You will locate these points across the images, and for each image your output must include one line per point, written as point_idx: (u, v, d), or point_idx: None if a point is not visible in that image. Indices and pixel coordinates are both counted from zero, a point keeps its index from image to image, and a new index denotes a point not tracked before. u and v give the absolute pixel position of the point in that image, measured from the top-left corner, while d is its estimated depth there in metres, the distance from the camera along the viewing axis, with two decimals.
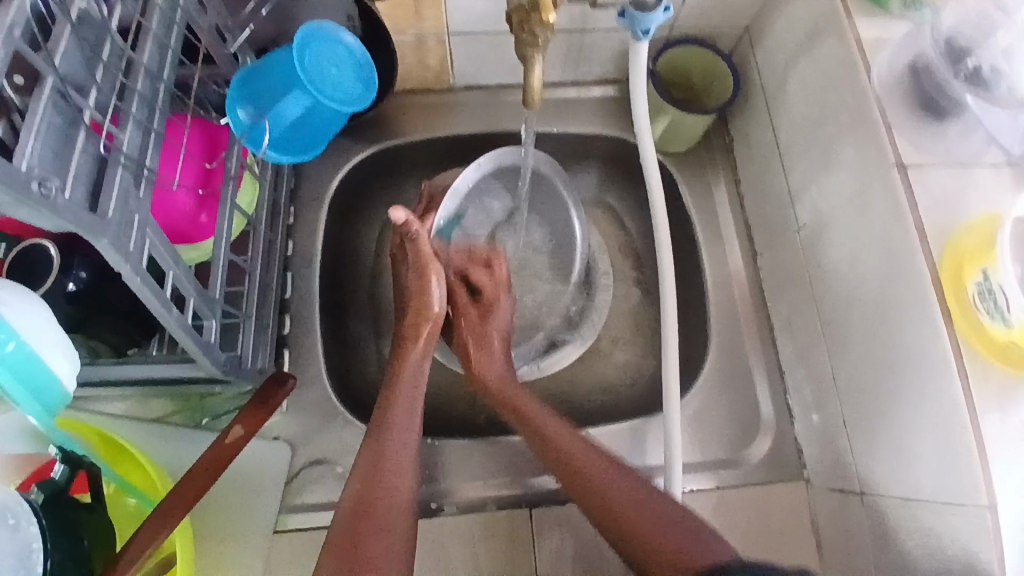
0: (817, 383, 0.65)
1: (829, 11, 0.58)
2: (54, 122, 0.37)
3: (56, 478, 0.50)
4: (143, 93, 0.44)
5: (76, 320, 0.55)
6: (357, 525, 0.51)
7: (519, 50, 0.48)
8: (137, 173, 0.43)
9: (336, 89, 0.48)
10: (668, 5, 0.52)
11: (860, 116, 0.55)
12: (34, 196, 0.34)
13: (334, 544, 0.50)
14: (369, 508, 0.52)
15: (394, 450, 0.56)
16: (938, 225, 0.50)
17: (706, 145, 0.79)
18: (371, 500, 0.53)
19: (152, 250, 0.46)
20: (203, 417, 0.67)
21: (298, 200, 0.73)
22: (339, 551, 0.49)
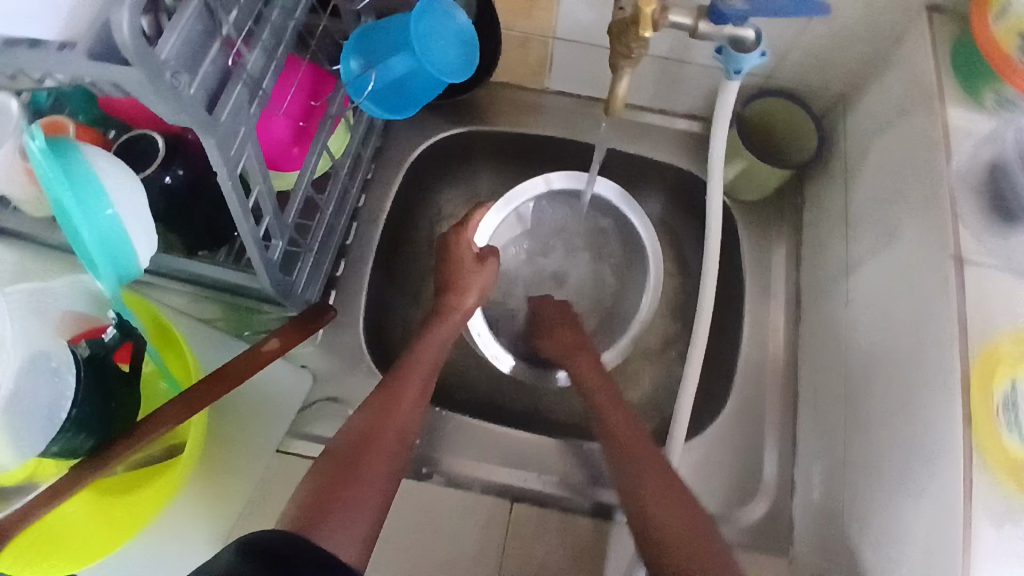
0: (828, 456, 0.64)
1: (925, 94, 0.58)
2: (194, 26, 0.42)
3: (106, 340, 0.54)
4: (274, 25, 0.50)
5: (163, 214, 0.61)
6: (360, 447, 0.55)
7: (612, 59, 0.51)
8: (251, 91, 0.49)
9: (443, 61, 0.52)
10: (764, 51, 0.54)
11: (930, 203, 0.55)
12: (164, 84, 0.40)
13: (335, 458, 0.54)
14: (372, 436, 0.56)
15: (408, 392, 0.60)
16: (979, 327, 0.50)
17: (777, 201, 0.79)
18: (376, 430, 0.56)
19: (247, 164, 0.52)
20: (245, 329, 0.73)
21: (379, 159, 0.78)
22: (340, 464, 0.53)
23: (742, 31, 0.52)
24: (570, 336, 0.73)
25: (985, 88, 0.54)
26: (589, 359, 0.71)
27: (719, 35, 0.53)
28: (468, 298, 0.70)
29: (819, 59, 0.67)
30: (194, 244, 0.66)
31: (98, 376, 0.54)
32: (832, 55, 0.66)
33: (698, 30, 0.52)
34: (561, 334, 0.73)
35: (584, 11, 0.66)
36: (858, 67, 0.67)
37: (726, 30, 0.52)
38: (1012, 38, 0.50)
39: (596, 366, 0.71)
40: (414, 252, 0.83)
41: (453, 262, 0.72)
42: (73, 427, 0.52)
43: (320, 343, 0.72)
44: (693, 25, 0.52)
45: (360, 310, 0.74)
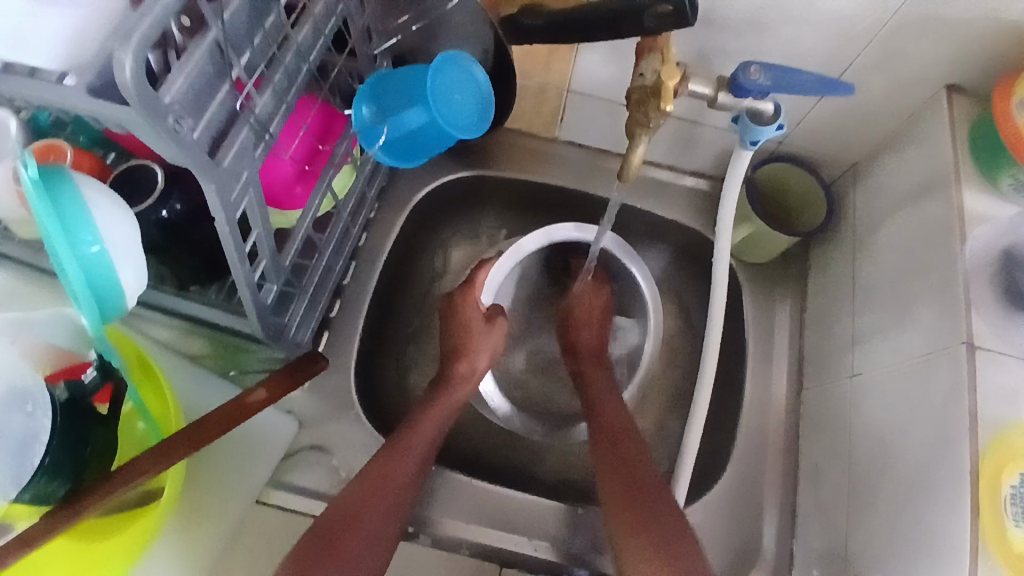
0: (829, 536, 0.62)
1: (942, 174, 0.58)
2: (203, 68, 0.40)
3: (85, 382, 0.52)
4: (287, 67, 0.48)
5: (157, 246, 0.59)
6: (347, 521, 0.52)
7: (630, 125, 0.53)
8: (258, 135, 0.48)
9: (459, 116, 0.51)
10: (783, 124, 0.53)
11: (945, 284, 0.54)
12: (165, 128, 0.38)
13: (321, 531, 0.51)
14: (361, 509, 0.53)
15: (404, 460, 0.58)
16: (991, 416, 0.49)
17: (784, 264, 0.78)
18: (366, 504, 0.54)
19: (247, 207, 0.50)
20: (232, 368, 0.70)
21: (383, 198, 0.77)
22: (323, 538, 0.51)
23: (760, 104, 0.52)
24: (593, 337, 0.73)
25: (1004, 172, 0.54)
26: (595, 362, 0.72)
27: (738, 106, 0.52)
28: (481, 362, 0.68)
29: (834, 128, 0.68)
30: (186, 277, 0.63)
31: (75, 418, 0.51)
32: (847, 125, 0.67)
33: (716, 100, 0.52)
34: (583, 332, 0.73)
35: (603, 67, 0.66)
36: (871, 140, 0.68)
37: (746, 102, 0.52)
38: None
39: (607, 376, 0.70)
40: (411, 295, 0.80)
41: (462, 325, 0.69)
42: (45, 475, 0.48)
43: (309, 385, 0.69)
44: (712, 96, 0.52)
45: (353, 354, 0.71)
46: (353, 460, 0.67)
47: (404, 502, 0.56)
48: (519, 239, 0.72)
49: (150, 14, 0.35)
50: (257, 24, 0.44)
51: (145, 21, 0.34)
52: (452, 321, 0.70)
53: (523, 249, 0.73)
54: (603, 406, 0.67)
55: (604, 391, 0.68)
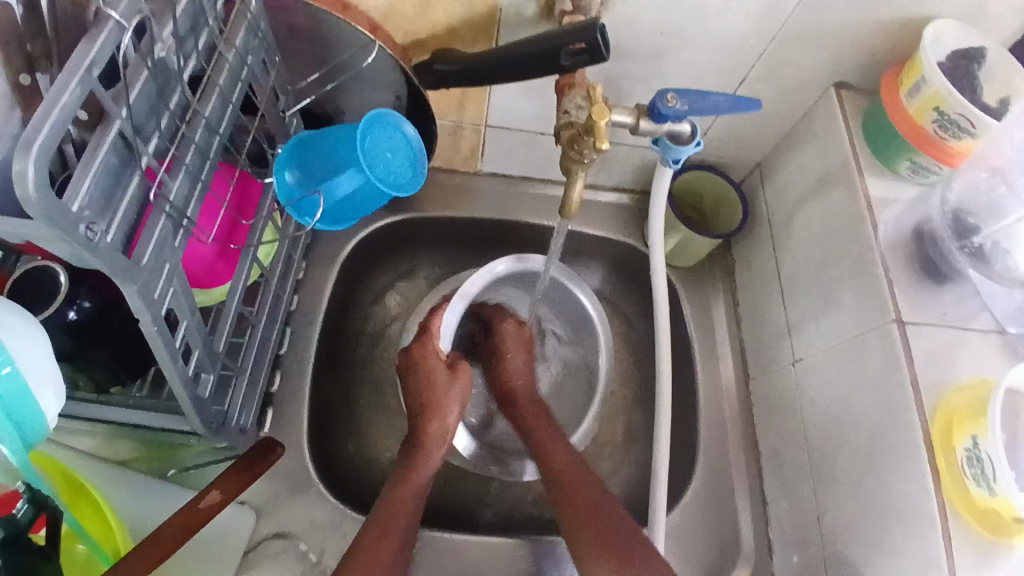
0: (800, 518, 0.65)
1: (841, 166, 0.63)
2: (108, 164, 0.37)
3: (18, 518, 0.45)
4: (199, 144, 0.45)
5: (67, 352, 0.53)
6: None
7: (564, 164, 0.54)
8: (176, 222, 0.44)
9: (392, 174, 0.50)
10: (699, 141, 0.55)
11: (863, 266, 0.59)
12: (78, 238, 0.34)
13: None
14: None
15: (394, 536, 0.55)
16: (931, 383, 0.53)
17: (709, 263, 0.82)
18: None
19: (173, 299, 0.46)
20: (170, 468, 0.64)
21: (309, 257, 0.73)
22: None
23: (679, 126, 0.54)
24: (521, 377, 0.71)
25: (900, 158, 0.60)
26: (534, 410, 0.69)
27: (658, 131, 0.54)
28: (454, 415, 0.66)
29: (737, 133, 0.72)
30: (103, 382, 0.56)
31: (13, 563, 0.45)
32: (749, 129, 0.71)
33: (639, 127, 0.54)
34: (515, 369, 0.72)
35: (516, 100, 0.66)
36: (771, 140, 0.72)
37: (664, 127, 0.53)
38: (926, 115, 0.58)
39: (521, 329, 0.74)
40: (352, 353, 0.77)
41: (426, 379, 0.66)
42: None
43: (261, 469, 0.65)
44: (634, 123, 0.54)
45: (303, 426, 0.67)
46: (322, 541, 0.63)
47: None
48: (463, 285, 0.71)
49: (46, 118, 0.31)
50: (159, 106, 0.41)
51: (42, 127, 0.31)
52: (415, 376, 0.67)
53: (471, 291, 0.71)
54: (552, 451, 0.64)
55: (539, 420, 0.68)
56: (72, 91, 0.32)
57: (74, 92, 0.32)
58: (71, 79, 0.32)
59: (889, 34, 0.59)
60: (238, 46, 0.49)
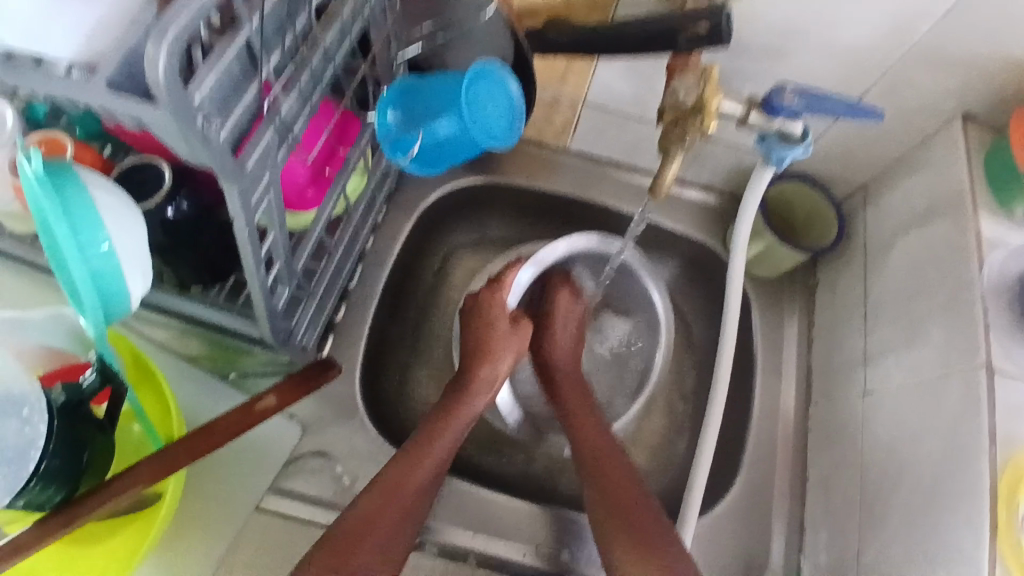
0: (837, 552, 0.62)
1: (956, 199, 0.58)
2: (231, 67, 0.39)
3: (83, 386, 0.48)
4: (314, 67, 0.47)
5: (161, 246, 0.56)
6: (363, 524, 0.53)
7: (663, 143, 0.53)
8: (282, 136, 0.46)
9: (491, 126, 0.52)
10: (809, 145, 0.53)
11: (959, 307, 0.55)
12: (195, 128, 0.36)
13: (337, 527, 0.52)
14: (378, 519, 0.54)
15: (423, 467, 0.58)
16: (1009, 440, 0.50)
17: (790, 279, 0.78)
18: (380, 515, 0.54)
19: (266, 210, 0.48)
20: (230, 371, 0.67)
21: (392, 202, 0.75)
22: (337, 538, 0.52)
23: (791, 125, 0.52)
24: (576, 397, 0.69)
25: (1020, 200, 0.55)
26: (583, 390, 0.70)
27: (767, 127, 0.52)
28: (503, 369, 0.67)
29: (847, 148, 0.68)
30: (187, 279, 0.60)
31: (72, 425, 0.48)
32: (861, 146, 0.67)
33: (747, 119, 0.52)
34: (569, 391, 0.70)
35: (621, 78, 0.66)
36: (883, 161, 0.68)
37: (777, 122, 0.52)
38: None
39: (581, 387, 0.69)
40: (416, 300, 0.79)
41: (486, 325, 0.68)
42: (40, 481, 0.47)
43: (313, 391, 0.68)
44: (743, 114, 0.52)
45: (359, 359, 0.70)
46: (358, 468, 0.66)
47: (417, 508, 0.57)
48: (537, 251, 0.73)
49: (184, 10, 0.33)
50: (285, 23, 0.43)
51: (179, 18, 0.33)
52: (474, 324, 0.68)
53: (542, 260, 0.73)
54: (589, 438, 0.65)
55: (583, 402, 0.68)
56: None
57: None
58: None
59: None
60: None
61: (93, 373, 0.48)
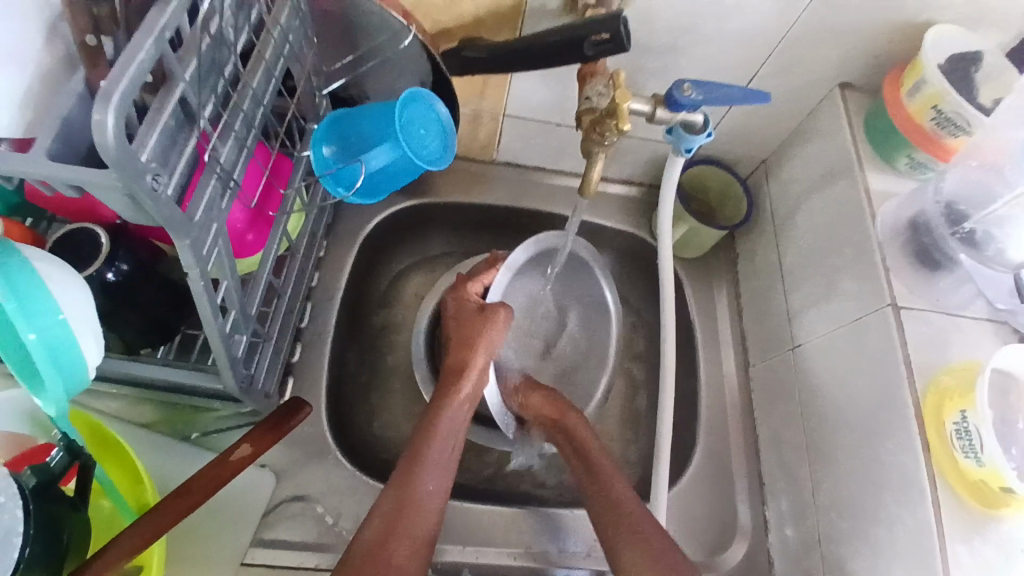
0: (797, 495, 0.68)
1: (845, 162, 0.66)
2: (170, 123, 0.40)
3: (52, 465, 0.49)
4: (246, 114, 0.48)
5: (104, 312, 0.55)
6: (374, 551, 0.52)
7: (585, 145, 0.57)
8: (223, 184, 0.47)
9: (425, 149, 0.53)
10: (710, 132, 0.59)
11: (862, 255, 0.62)
12: (144, 186, 0.37)
13: (350, 558, 0.51)
14: (387, 544, 0.52)
15: (422, 483, 0.57)
16: (924, 364, 0.57)
17: (715, 255, 0.85)
18: (388, 540, 0.53)
19: (216, 260, 0.49)
20: (192, 431, 0.65)
21: (331, 236, 0.76)
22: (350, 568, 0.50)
23: (693, 116, 0.58)
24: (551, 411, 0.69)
25: (899, 154, 0.64)
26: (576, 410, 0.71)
27: (673, 120, 0.58)
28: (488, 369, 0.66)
29: (745, 129, 0.75)
30: (135, 343, 0.59)
31: (48, 509, 0.48)
32: (756, 126, 0.75)
33: (655, 115, 0.58)
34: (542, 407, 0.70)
35: (535, 90, 0.70)
36: (778, 136, 0.76)
37: (680, 116, 0.57)
38: (925, 113, 0.61)
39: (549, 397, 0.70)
40: (369, 330, 0.79)
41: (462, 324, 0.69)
42: (25, 568, 0.46)
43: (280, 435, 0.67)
44: (651, 111, 0.58)
45: (322, 396, 0.70)
46: (339, 504, 0.66)
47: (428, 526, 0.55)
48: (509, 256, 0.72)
49: (123, 73, 0.34)
50: (214, 75, 0.44)
51: (120, 81, 0.34)
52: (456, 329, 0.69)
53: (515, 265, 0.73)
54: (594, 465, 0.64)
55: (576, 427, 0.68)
56: (146, 49, 0.35)
57: (148, 50, 0.35)
58: (146, 39, 0.35)
59: (893, 37, 0.63)
60: (282, 26, 0.52)
61: (60, 451, 0.49)
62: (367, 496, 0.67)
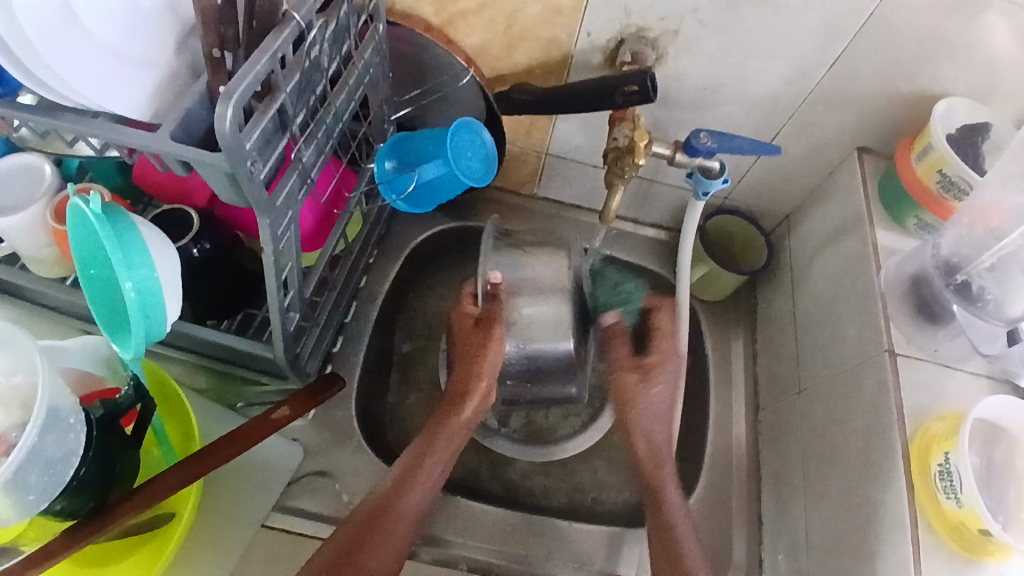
0: (792, 535, 0.69)
1: (856, 218, 0.71)
2: (269, 125, 0.48)
3: (119, 402, 0.58)
4: (327, 125, 0.57)
5: (186, 282, 0.64)
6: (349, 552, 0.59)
7: (609, 178, 0.67)
8: (302, 180, 0.56)
9: (469, 169, 0.61)
10: (726, 179, 0.66)
11: (865, 303, 0.66)
12: (243, 169, 0.45)
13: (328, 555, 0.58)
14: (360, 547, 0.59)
15: (414, 490, 0.64)
16: (916, 411, 0.60)
17: (734, 300, 0.89)
18: (363, 542, 0.59)
19: (286, 244, 0.57)
20: (238, 400, 0.73)
21: (381, 246, 0.85)
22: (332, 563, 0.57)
23: (709, 162, 0.65)
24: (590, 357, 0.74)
25: (908, 216, 0.69)
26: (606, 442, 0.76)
27: (691, 164, 0.65)
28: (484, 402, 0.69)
29: (767, 184, 0.81)
30: (203, 313, 0.68)
31: (105, 438, 0.57)
32: (778, 181, 0.81)
33: (675, 159, 0.65)
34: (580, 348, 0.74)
35: (575, 134, 0.79)
36: (799, 193, 0.82)
37: (697, 161, 0.65)
38: (930, 176, 0.66)
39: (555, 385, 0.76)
40: (404, 334, 0.87)
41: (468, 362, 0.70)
42: (72, 489, 0.54)
43: (313, 416, 0.74)
44: (671, 155, 0.66)
45: (355, 386, 0.77)
46: (356, 486, 0.72)
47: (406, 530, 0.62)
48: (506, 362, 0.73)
49: (243, 79, 0.43)
50: (308, 91, 0.53)
51: (240, 84, 0.43)
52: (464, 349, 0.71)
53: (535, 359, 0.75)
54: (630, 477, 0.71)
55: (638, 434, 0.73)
56: (261, 64, 0.44)
57: (263, 64, 0.44)
58: (263, 57, 0.45)
59: (905, 108, 0.69)
60: (365, 58, 0.62)
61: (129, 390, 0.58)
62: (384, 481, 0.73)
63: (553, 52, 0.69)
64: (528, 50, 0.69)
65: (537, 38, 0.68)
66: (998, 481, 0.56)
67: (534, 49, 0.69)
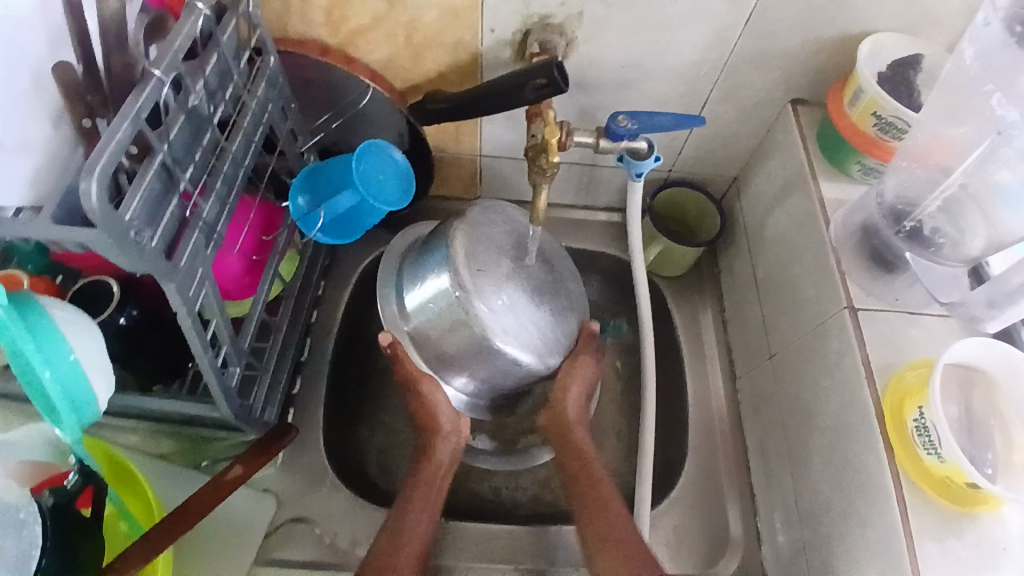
0: (785, 509, 0.67)
1: (799, 174, 0.69)
2: (154, 187, 0.46)
3: (68, 487, 0.55)
4: (225, 174, 0.55)
5: (119, 354, 0.62)
6: None
7: (532, 178, 0.64)
8: (207, 235, 0.53)
9: (382, 191, 0.59)
10: (657, 156, 0.63)
11: (819, 262, 0.64)
12: (128, 240, 0.43)
13: None
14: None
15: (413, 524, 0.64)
16: (884, 366, 0.58)
17: (697, 274, 0.87)
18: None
19: (205, 301, 0.54)
20: (202, 460, 0.72)
21: (328, 277, 0.83)
22: None
23: (635, 143, 0.62)
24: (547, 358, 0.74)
25: (851, 162, 0.66)
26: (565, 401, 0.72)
27: (617, 148, 0.62)
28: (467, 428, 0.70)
29: (708, 151, 0.79)
30: (147, 380, 0.66)
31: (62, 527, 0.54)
32: (720, 147, 0.78)
33: (599, 146, 0.63)
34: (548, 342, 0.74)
35: (504, 132, 0.76)
36: (743, 154, 0.79)
37: (623, 144, 0.62)
38: (867, 120, 0.64)
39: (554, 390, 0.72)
40: (367, 363, 0.85)
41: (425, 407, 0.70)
42: None
43: (281, 464, 0.72)
44: (594, 143, 0.63)
45: (321, 425, 0.75)
46: (337, 526, 0.70)
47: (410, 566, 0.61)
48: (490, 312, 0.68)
49: (104, 150, 0.40)
50: (195, 144, 0.51)
51: (102, 155, 0.40)
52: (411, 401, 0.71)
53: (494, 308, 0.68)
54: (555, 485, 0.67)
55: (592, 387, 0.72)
56: (123, 129, 0.42)
57: (126, 128, 0.42)
58: (124, 120, 0.42)
59: (832, 51, 0.66)
60: (260, 96, 0.59)
61: (75, 473, 0.56)
62: (363, 518, 0.71)
63: (462, 55, 0.66)
64: (437, 58, 0.67)
65: (442, 43, 0.65)
66: (980, 427, 0.54)
67: (442, 54, 0.66)
